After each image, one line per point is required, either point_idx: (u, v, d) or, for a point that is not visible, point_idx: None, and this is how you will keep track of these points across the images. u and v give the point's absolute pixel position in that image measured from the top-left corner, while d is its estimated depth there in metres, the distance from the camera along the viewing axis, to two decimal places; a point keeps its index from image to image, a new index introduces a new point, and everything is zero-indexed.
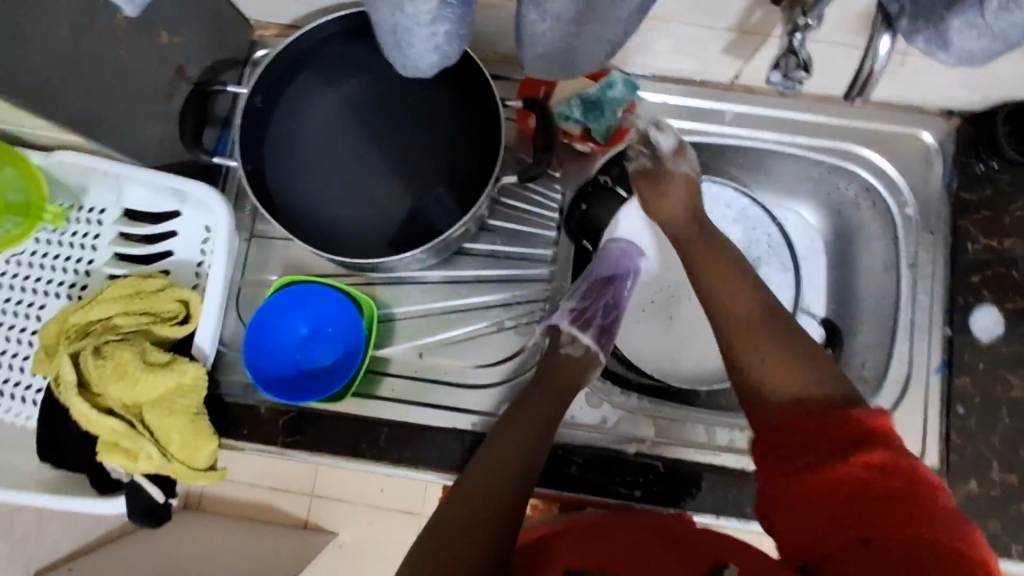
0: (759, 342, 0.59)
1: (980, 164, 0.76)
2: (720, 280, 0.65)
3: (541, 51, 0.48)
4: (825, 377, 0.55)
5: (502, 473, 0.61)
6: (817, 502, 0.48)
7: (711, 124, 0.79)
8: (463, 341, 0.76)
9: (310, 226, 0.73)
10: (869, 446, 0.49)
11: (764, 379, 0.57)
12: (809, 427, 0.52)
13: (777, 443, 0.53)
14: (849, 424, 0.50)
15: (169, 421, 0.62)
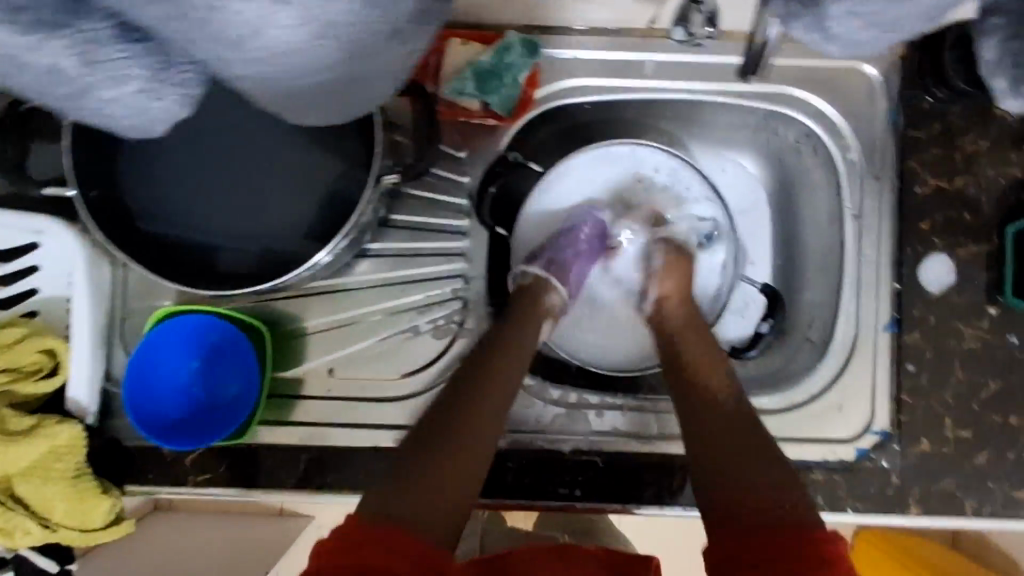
0: (729, 449, 0.53)
1: (927, 96, 0.68)
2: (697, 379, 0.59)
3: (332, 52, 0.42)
4: (785, 484, 0.50)
5: (476, 436, 0.53)
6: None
7: (632, 80, 0.70)
8: (378, 352, 0.69)
9: (198, 243, 0.67)
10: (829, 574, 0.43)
11: (733, 493, 0.50)
12: (772, 546, 0.45)
13: (736, 552, 0.46)
14: (804, 540, 0.45)
15: (47, 490, 0.58)
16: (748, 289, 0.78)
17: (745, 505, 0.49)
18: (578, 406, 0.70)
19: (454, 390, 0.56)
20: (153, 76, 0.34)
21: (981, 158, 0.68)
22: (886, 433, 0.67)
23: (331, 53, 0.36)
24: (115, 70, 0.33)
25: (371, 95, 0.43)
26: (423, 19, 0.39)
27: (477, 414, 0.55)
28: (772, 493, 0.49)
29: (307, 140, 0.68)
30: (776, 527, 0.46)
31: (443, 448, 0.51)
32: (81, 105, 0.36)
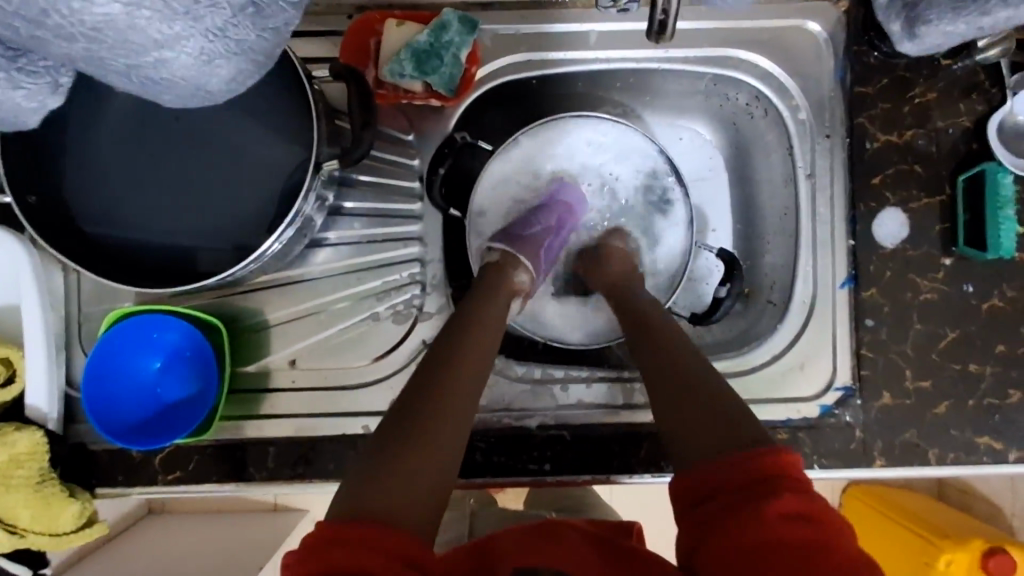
0: (675, 393, 0.52)
1: (873, 50, 0.68)
2: (650, 339, 0.59)
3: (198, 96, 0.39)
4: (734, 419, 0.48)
5: (439, 387, 0.51)
6: (723, 544, 0.41)
7: (577, 51, 0.70)
8: (342, 340, 0.69)
9: (144, 244, 0.66)
10: (774, 493, 0.42)
11: (685, 432, 0.49)
12: (721, 479, 0.44)
13: (694, 487, 0.46)
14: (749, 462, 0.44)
15: (10, 497, 0.58)
16: (709, 257, 0.80)
17: (694, 443, 0.48)
18: (543, 381, 0.71)
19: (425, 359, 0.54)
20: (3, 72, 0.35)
21: (930, 109, 0.68)
22: (849, 389, 0.68)
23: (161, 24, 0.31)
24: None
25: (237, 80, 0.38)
26: None
27: (444, 382, 0.51)
28: (719, 422, 0.48)
29: (252, 132, 0.67)
30: (722, 453, 0.46)
31: (417, 419, 0.48)
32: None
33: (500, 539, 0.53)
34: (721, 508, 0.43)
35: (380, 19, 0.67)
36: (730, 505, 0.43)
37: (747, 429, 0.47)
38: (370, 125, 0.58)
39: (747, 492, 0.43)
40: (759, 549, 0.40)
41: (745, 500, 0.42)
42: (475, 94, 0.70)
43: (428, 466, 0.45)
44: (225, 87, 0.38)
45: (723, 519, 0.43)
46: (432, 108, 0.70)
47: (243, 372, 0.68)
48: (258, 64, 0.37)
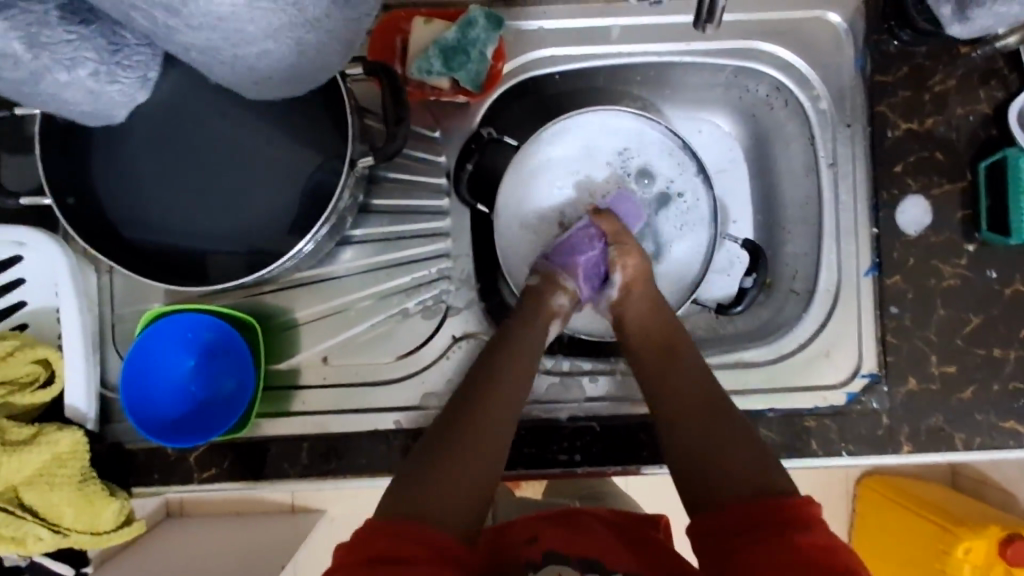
0: (702, 427, 0.55)
1: (893, 39, 0.69)
2: (671, 366, 0.61)
3: (280, 77, 0.44)
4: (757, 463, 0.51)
5: (484, 421, 0.53)
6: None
7: (599, 46, 0.70)
8: (373, 336, 0.70)
9: (175, 244, 0.67)
10: (804, 531, 0.45)
11: (708, 472, 0.52)
12: (749, 519, 0.47)
13: (719, 525, 0.48)
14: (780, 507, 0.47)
15: (53, 496, 0.59)
16: (731, 247, 0.80)
17: (721, 487, 0.51)
18: (571, 373, 0.71)
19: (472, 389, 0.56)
20: (100, 58, 0.45)
21: (950, 96, 0.69)
22: (875, 375, 0.68)
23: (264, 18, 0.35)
24: (70, 57, 0.44)
25: (325, 60, 0.44)
26: None
27: (487, 415, 0.54)
28: (744, 466, 0.51)
29: (278, 129, 0.67)
30: (751, 501, 0.48)
31: (441, 457, 0.50)
32: (39, 90, 0.46)
33: (526, 525, 0.54)
34: (747, 544, 0.46)
35: (406, 17, 0.68)
36: (760, 542, 0.46)
37: (771, 478, 0.50)
38: (403, 120, 0.59)
39: (777, 533, 0.46)
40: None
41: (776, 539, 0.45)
42: (499, 91, 0.71)
43: (468, 482, 0.49)
44: (305, 65, 0.42)
45: (754, 556, 0.45)
46: (457, 105, 0.71)
47: (274, 370, 0.69)
48: (335, 51, 0.44)
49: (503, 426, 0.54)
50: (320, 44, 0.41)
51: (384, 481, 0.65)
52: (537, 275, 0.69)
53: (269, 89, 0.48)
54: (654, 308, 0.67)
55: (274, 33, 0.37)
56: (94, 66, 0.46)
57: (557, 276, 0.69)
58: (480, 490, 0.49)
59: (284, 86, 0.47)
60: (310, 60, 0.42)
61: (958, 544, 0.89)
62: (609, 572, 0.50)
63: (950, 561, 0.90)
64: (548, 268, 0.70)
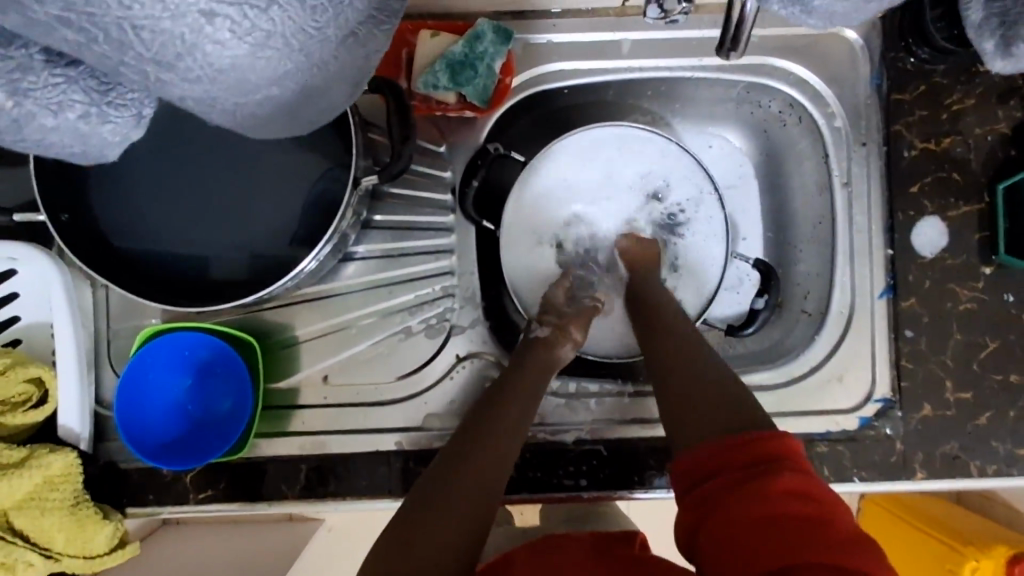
0: (688, 379, 0.56)
1: (910, 56, 0.68)
2: (671, 332, 0.63)
3: (292, 125, 0.41)
4: (735, 412, 0.51)
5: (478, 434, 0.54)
6: (722, 529, 0.43)
7: (610, 60, 0.69)
8: (375, 354, 0.68)
9: (174, 260, 0.65)
10: (773, 472, 0.44)
11: (690, 416, 0.52)
12: (721, 462, 0.47)
13: (692, 470, 0.48)
14: (751, 446, 0.46)
15: (45, 521, 0.57)
16: (741, 265, 0.79)
17: (698, 431, 0.51)
18: (578, 396, 0.70)
19: (472, 424, 0.56)
20: (92, 101, 0.33)
21: (967, 116, 0.67)
22: (888, 400, 0.67)
23: (272, 65, 0.32)
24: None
25: (331, 103, 0.40)
26: (380, 16, 0.37)
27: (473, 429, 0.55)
28: (726, 415, 0.51)
29: (280, 142, 0.66)
30: (730, 439, 0.48)
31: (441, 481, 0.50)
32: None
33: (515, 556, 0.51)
34: (717, 488, 0.45)
35: (412, 29, 0.67)
36: (730, 484, 0.45)
37: (749, 421, 0.49)
38: (409, 139, 0.58)
39: (745, 476, 0.44)
40: (761, 521, 0.41)
41: (745, 481, 0.44)
42: (507, 105, 0.70)
43: (462, 505, 0.48)
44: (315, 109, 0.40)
45: (728, 500, 0.44)
46: (463, 119, 0.69)
47: (273, 389, 0.67)
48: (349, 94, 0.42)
49: (507, 452, 0.54)
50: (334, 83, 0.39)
51: (384, 505, 0.64)
52: (547, 325, 0.67)
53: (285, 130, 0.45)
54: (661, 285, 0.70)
55: (278, 78, 0.34)
56: (84, 109, 0.33)
57: (567, 323, 0.68)
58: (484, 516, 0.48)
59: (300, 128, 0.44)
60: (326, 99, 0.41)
61: (964, 564, 0.86)
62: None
63: None
64: (561, 317, 0.68)
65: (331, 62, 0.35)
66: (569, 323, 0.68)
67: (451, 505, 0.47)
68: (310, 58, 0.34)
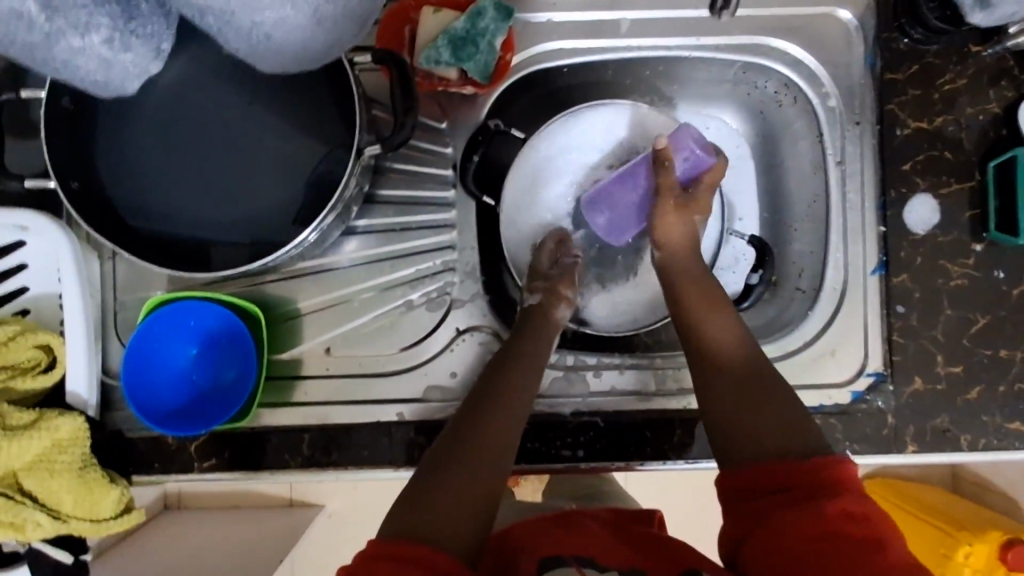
0: (741, 382, 0.57)
1: (904, 36, 0.69)
2: (715, 325, 0.62)
3: (292, 52, 0.44)
4: (787, 427, 0.53)
5: (507, 416, 0.55)
6: (776, 541, 0.46)
7: (609, 39, 0.71)
8: (377, 327, 0.70)
9: (178, 231, 0.67)
10: (833, 496, 0.47)
11: (741, 424, 0.55)
12: (780, 481, 0.49)
13: (748, 484, 0.51)
14: (813, 469, 0.49)
15: (53, 482, 0.59)
16: (738, 244, 0.80)
17: (756, 445, 0.53)
18: (575, 368, 0.71)
19: (481, 392, 0.57)
20: None
21: (959, 96, 0.68)
22: (880, 374, 0.68)
23: None
24: (83, 23, 0.41)
25: (335, 38, 0.46)
26: None
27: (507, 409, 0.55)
28: (779, 428, 0.53)
29: (284, 117, 0.67)
30: (789, 461, 0.50)
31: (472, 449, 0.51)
32: (51, 55, 0.43)
33: (518, 529, 0.53)
34: (773, 504, 0.48)
35: (414, 7, 0.68)
36: (789, 503, 0.48)
37: (807, 440, 0.52)
38: (411, 109, 0.59)
39: (806, 498, 0.47)
40: (816, 540, 0.45)
41: (804, 503, 0.47)
42: (507, 82, 0.71)
43: (492, 480, 0.50)
44: (323, 43, 0.45)
45: (785, 515, 0.47)
46: (464, 96, 0.71)
47: (276, 360, 0.69)
48: (352, 22, 0.45)
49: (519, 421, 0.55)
50: (338, 14, 0.42)
51: (385, 474, 0.65)
52: (537, 292, 0.68)
53: (279, 63, 0.47)
54: (688, 271, 0.68)
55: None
56: None
57: (557, 285, 0.69)
58: (488, 487, 0.49)
59: (296, 61, 0.47)
60: (329, 30, 0.44)
61: (958, 548, 0.89)
62: (605, 569, 0.49)
63: (951, 565, 0.89)
64: (549, 280, 0.69)
65: None
66: (559, 286, 0.69)
67: (491, 489, 0.49)
68: None
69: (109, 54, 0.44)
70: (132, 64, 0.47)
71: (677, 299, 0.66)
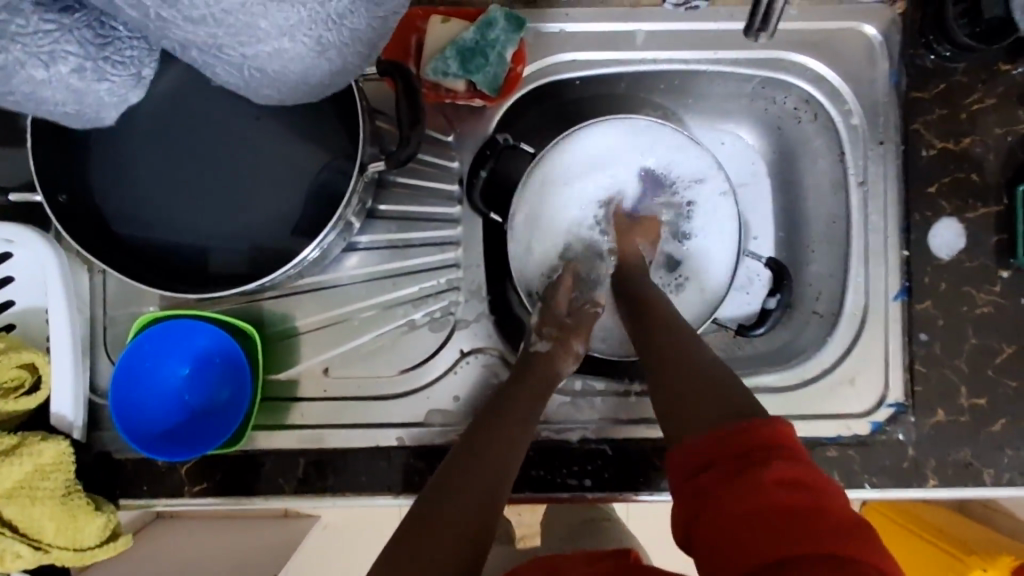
0: (686, 370, 0.54)
1: (930, 53, 0.66)
2: (666, 325, 0.61)
3: (284, 86, 0.42)
4: (725, 402, 0.49)
5: (489, 441, 0.53)
6: (716, 523, 0.41)
7: (622, 50, 0.68)
8: (377, 347, 0.67)
9: (172, 246, 0.64)
10: (765, 462, 0.42)
11: (681, 407, 0.51)
12: (711, 453, 0.45)
13: (684, 463, 0.46)
14: (743, 434, 0.44)
15: (35, 510, 0.56)
16: (752, 264, 0.77)
17: (691, 423, 0.48)
18: (583, 393, 0.68)
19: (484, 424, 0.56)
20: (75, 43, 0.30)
21: (987, 116, 0.66)
22: (901, 405, 0.65)
23: (283, 13, 0.34)
24: (49, 50, 0.38)
25: (343, 71, 0.43)
26: None
27: (496, 442, 0.53)
28: (715, 404, 0.49)
29: (286, 129, 0.64)
30: (720, 429, 0.46)
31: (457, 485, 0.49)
32: (14, 88, 0.40)
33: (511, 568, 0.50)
34: (709, 481, 0.43)
35: (422, 15, 0.65)
36: (722, 477, 0.43)
37: (743, 409, 0.47)
38: (418, 123, 0.56)
39: (738, 467, 0.42)
40: (752, 512, 0.39)
41: (740, 472, 0.42)
42: (517, 95, 0.69)
43: (466, 508, 0.47)
44: (319, 78, 0.42)
45: (719, 492, 0.42)
46: (472, 109, 0.68)
47: (272, 380, 0.66)
48: (360, 54, 0.42)
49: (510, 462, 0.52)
50: (344, 45, 0.39)
51: (382, 502, 0.62)
52: (548, 339, 0.65)
53: (276, 96, 0.44)
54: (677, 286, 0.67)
55: (289, 29, 0.35)
56: None
57: (569, 336, 0.66)
58: (480, 527, 0.46)
59: (294, 93, 0.44)
60: (332, 62, 0.40)
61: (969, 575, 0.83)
62: None
63: None
64: (562, 329, 0.66)
65: (339, 22, 0.37)
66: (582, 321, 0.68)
67: (456, 510, 0.46)
68: (320, 16, 0.36)
69: (80, 83, 0.41)
70: (106, 93, 0.44)
71: (636, 311, 0.65)
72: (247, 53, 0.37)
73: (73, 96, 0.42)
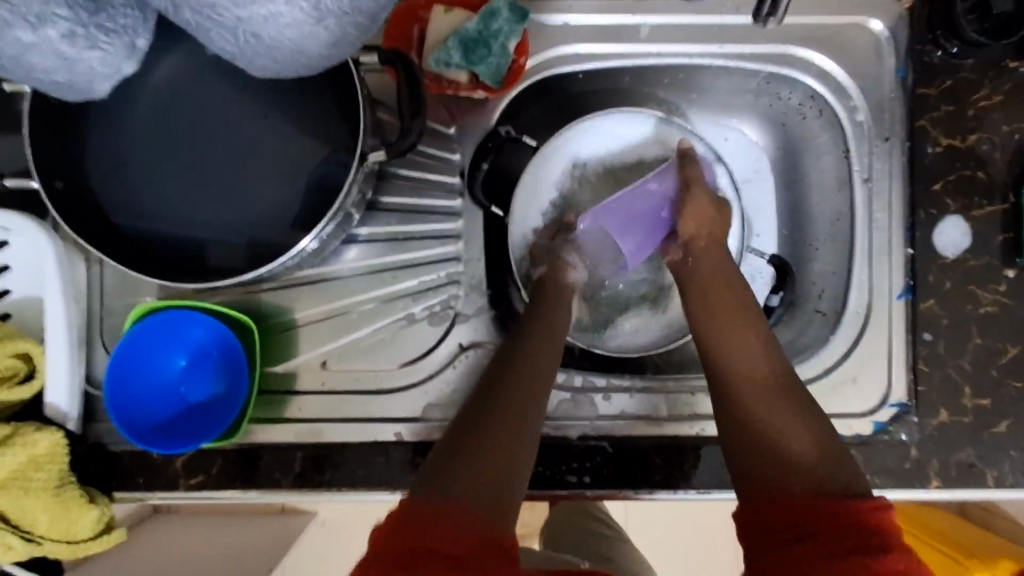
0: (777, 411, 0.53)
1: (938, 50, 0.66)
2: (743, 346, 0.59)
3: (276, 57, 0.41)
4: (828, 464, 0.49)
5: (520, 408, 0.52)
6: None
7: (627, 44, 0.68)
8: (376, 341, 0.66)
9: (170, 236, 0.63)
10: (878, 551, 0.42)
11: (771, 457, 0.50)
12: (817, 524, 0.45)
13: (779, 524, 0.46)
14: (855, 513, 0.44)
15: (28, 502, 0.55)
16: (755, 262, 0.75)
17: (789, 481, 0.48)
18: (583, 390, 0.67)
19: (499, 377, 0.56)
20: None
21: (994, 114, 0.65)
22: (903, 404, 0.64)
23: None
24: (37, 12, 0.38)
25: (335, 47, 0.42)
26: None
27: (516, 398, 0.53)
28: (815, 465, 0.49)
29: (286, 119, 0.64)
30: (830, 502, 0.46)
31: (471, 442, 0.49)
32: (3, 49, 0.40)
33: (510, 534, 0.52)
34: (810, 552, 0.43)
35: (424, 6, 0.65)
36: (828, 554, 0.43)
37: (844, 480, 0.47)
38: (419, 114, 0.55)
39: (846, 545, 0.43)
40: None
41: (847, 555, 0.42)
42: (520, 87, 0.68)
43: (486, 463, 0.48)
44: (317, 50, 0.41)
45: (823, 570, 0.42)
46: (474, 101, 0.68)
47: (270, 372, 0.65)
48: (359, 26, 0.41)
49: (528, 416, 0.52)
50: (341, 14, 0.38)
51: (380, 497, 0.61)
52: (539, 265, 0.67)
53: (272, 67, 0.43)
54: (718, 269, 0.65)
55: None
56: None
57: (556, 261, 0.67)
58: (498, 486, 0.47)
59: (293, 66, 0.43)
60: (330, 33, 0.40)
61: None
62: None
63: None
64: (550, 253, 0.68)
65: None
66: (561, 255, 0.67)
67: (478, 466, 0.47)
68: None
69: (69, 50, 0.41)
70: (99, 61, 0.43)
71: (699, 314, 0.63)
72: (242, 17, 0.37)
73: (64, 64, 0.42)
